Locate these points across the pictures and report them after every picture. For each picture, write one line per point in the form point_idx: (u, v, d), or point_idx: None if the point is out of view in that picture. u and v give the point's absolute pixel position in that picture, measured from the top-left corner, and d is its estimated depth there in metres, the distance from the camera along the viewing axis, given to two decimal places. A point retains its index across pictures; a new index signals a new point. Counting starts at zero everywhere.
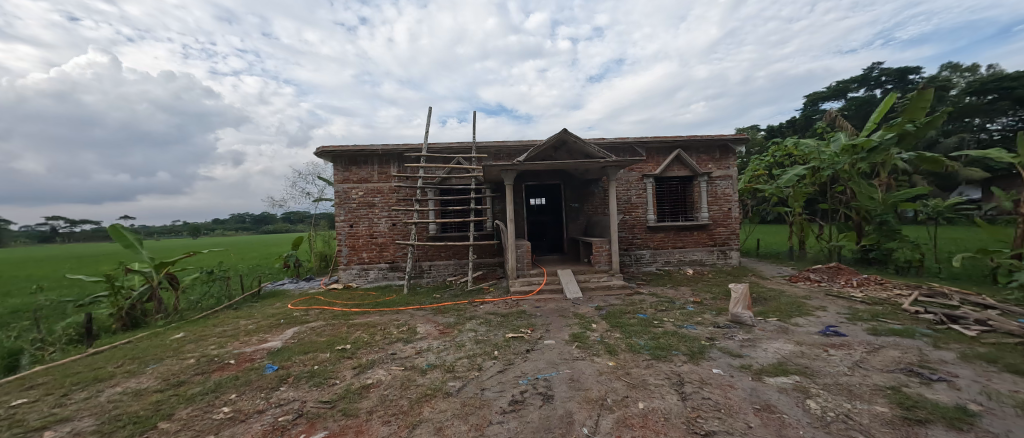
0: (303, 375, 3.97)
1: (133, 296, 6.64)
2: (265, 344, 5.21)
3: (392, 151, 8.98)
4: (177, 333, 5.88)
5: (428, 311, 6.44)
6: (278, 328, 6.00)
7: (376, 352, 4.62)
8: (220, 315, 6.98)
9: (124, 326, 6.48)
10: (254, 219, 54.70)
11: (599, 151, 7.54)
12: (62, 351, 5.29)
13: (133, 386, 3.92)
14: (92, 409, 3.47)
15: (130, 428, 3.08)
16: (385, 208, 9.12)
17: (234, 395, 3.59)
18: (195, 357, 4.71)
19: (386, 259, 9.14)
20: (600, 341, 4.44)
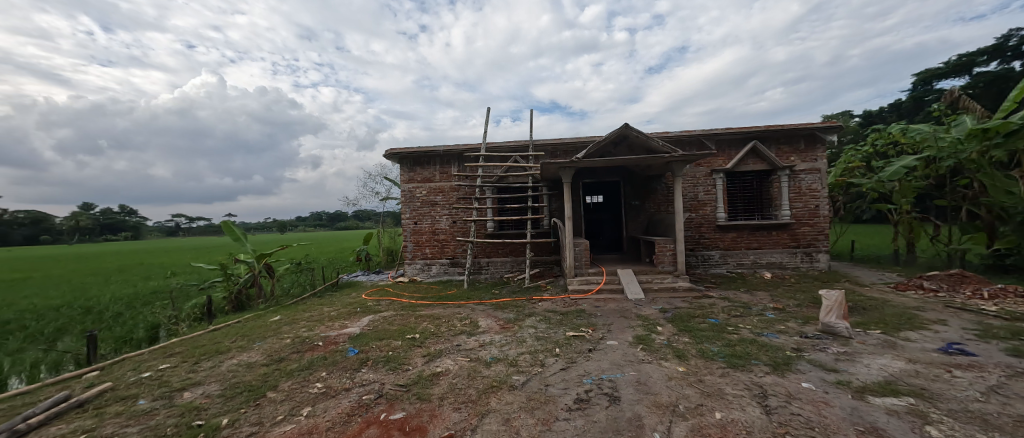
0: (380, 360, 4.30)
1: (240, 282, 7.69)
2: (345, 329, 5.74)
3: (452, 151, 9.33)
4: (273, 315, 6.70)
5: (489, 307, 6.62)
6: (355, 316, 6.57)
7: (442, 342, 4.86)
8: (308, 302, 7.82)
9: (234, 308, 7.54)
10: (331, 216, 60.33)
11: (664, 145, 7.14)
12: (190, 326, 6.31)
13: (245, 359, 4.56)
14: (216, 376, 4.10)
15: (245, 395, 3.59)
16: (446, 207, 9.52)
17: (324, 373, 4.01)
18: (290, 338, 5.34)
19: (447, 255, 9.54)
20: (667, 345, 4.23)
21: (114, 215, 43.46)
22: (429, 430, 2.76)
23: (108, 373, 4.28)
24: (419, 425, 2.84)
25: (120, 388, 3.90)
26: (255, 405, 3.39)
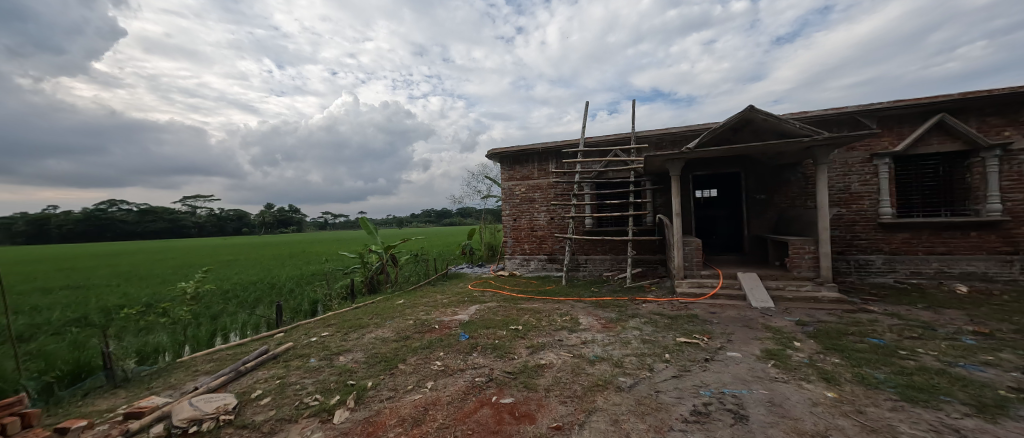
0: (488, 346, 4.60)
1: (373, 269, 9.00)
2: (457, 315, 6.29)
3: (550, 148, 9.35)
4: (398, 299, 7.70)
5: (589, 304, 6.51)
6: (463, 304, 7.15)
7: (544, 336, 4.95)
8: (424, 289, 8.78)
9: (369, 290, 8.89)
10: (441, 213, 66.49)
11: (802, 128, 6.02)
12: (338, 304, 7.65)
13: (380, 334, 5.35)
14: (361, 346, 4.91)
15: (382, 364, 4.22)
16: (545, 203, 9.64)
17: (442, 353, 4.47)
18: (413, 319, 6.07)
19: (545, 252, 9.68)
20: (809, 364, 3.58)
21: (286, 212, 54.99)
22: (537, 418, 2.85)
23: (288, 335, 5.47)
24: (528, 413, 2.95)
25: (296, 347, 4.95)
26: (390, 374, 3.96)
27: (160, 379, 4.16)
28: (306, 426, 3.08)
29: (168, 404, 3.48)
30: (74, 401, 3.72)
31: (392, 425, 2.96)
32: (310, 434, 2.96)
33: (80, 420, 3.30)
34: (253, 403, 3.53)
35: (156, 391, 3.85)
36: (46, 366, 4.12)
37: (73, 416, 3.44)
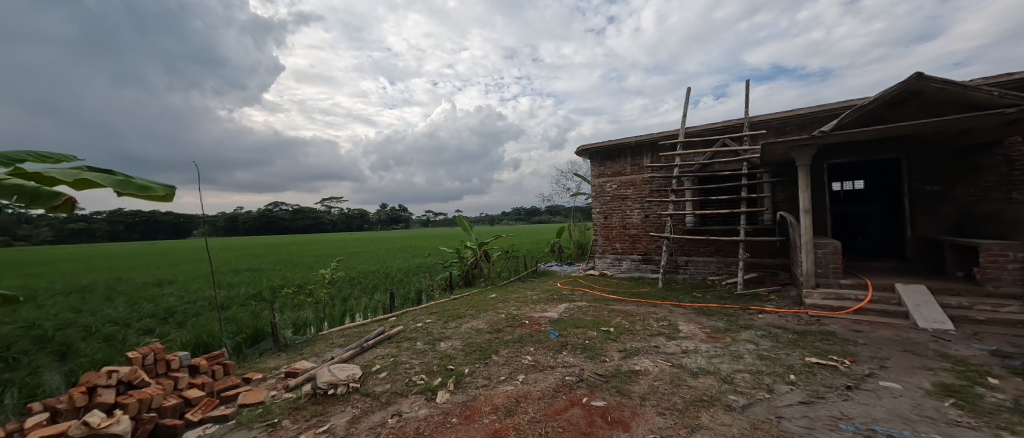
0: (578, 346, 4.49)
1: (468, 264, 9.54)
2: (546, 312, 6.30)
3: (645, 141, 8.74)
4: (490, 293, 8.03)
5: (690, 310, 5.92)
6: (552, 301, 7.13)
7: (638, 340, 4.65)
8: (515, 285, 9.00)
9: (464, 283, 9.46)
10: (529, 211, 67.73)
11: (1003, 95, 4.54)
12: (438, 294, 8.30)
13: (474, 325, 5.63)
14: (458, 334, 5.25)
15: (477, 353, 4.44)
16: (638, 200, 9.07)
17: (532, 348, 4.51)
18: (504, 313, 6.26)
19: (639, 251, 9.11)
20: (1014, 409, 2.69)
21: (395, 211, 61.96)
22: (631, 426, 2.68)
23: (398, 320, 6.11)
24: (621, 419, 2.80)
25: (405, 331, 5.51)
26: (484, 363, 4.15)
27: (307, 346, 5.03)
28: (414, 401, 3.39)
29: (313, 368, 4.20)
30: (253, 358, 4.73)
31: (487, 412, 3.08)
32: (416, 409, 3.25)
33: (258, 373, 4.19)
34: (373, 375, 4.04)
35: (305, 356, 4.68)
36: (237, 329, 5.32)
37: (253, 369, 4.37)
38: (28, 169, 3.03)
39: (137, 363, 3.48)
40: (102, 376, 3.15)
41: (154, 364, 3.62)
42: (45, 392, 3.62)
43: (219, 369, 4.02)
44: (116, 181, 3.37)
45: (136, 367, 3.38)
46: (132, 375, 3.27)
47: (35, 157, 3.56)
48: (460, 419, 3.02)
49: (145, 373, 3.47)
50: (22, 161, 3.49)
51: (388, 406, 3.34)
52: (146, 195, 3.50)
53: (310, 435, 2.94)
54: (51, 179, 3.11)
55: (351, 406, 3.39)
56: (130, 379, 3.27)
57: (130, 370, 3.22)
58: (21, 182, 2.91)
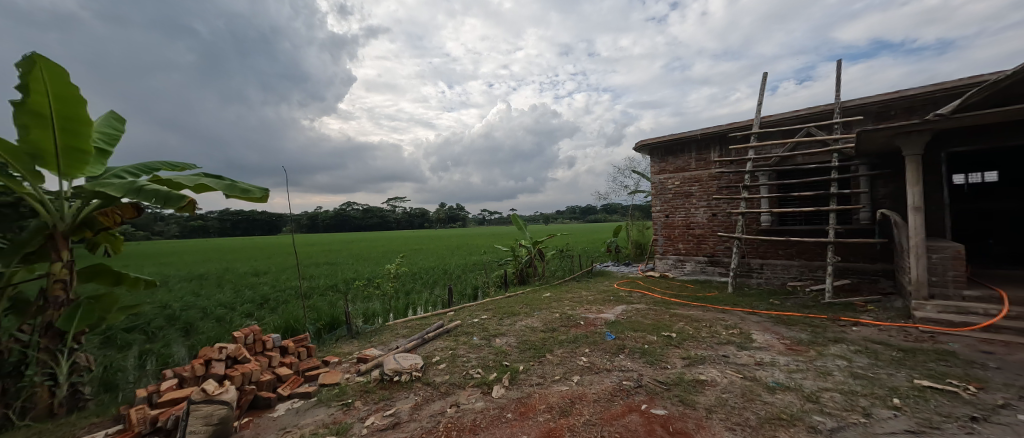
0: (637, 350, 4.29)
1: (522, 262, 9.58)
2: (602, 314, 6.11)
3: (713, 133, 8.08)
4: (545, 292, 7.98)
5: (765, 318, 5.38)
6: (609, 303, 6.91)
7: (704, 348, 4.32)
8: (570, 284, 8.86)
9: (519, 281, 9.51)
10: (587, 210, 66.65)
11: None
12: (494, 291, 8.45)
13: (528, 323, 5.63)
14: (513, 331, 5.28)
15: (531, 351, 4.44)
16: (704, 197, 8.44)
17: (588, 350, 4.39)
18: (559, 313, 6.18)
19: (705, 252, 8.48)
20: None
21: (454, 210, 64.57)
22: None
23: (456, 314, 6.32)
24: (683, 430, 2.62)
25: (462, 325, 5.69)
26: (539, 361, 4.13)
27: (375, 335, 5.39)
28: (471, 394, 3.47)
29: (381, 356, 4.50)
30: (330, 343, 5.18)
31: (541, 410, 3.06)
32: (473, 401, 3.32)
33: (334, 357, 4.59)
34: (433, 366, 4.21)
35: (373, 344, 5.02)
36: (315, 316, 5.87)
37: (330, 353, 4.79)
38: (161, 177, 3.59)
39: (240, 342, 4.02)
40: (215, 350, 3.68)
41: (254, 343, 4.14)
42: (171, 361, 4.30)
43: (303, 351, 4.47)
44: (225, 185, 3.88)
45: (240, 345, 3.90)
46: (237, 352, 3.77)
47: (166, 166, 4.21)
48: (515, 415, 3.04)
49: (246, 351, 3.98)
50: (157, 170, 4.15)
51: (446, 397, 3.46)
52: (247, 197, 3.98)
53: (378, 417, 3.14)
54: (178, 184, 3.66)
55: (414, 394, 3.56)
56: (235, 355, 3.78)
57: (236, 348, 3.73)
58: (157, 186, 3.47)
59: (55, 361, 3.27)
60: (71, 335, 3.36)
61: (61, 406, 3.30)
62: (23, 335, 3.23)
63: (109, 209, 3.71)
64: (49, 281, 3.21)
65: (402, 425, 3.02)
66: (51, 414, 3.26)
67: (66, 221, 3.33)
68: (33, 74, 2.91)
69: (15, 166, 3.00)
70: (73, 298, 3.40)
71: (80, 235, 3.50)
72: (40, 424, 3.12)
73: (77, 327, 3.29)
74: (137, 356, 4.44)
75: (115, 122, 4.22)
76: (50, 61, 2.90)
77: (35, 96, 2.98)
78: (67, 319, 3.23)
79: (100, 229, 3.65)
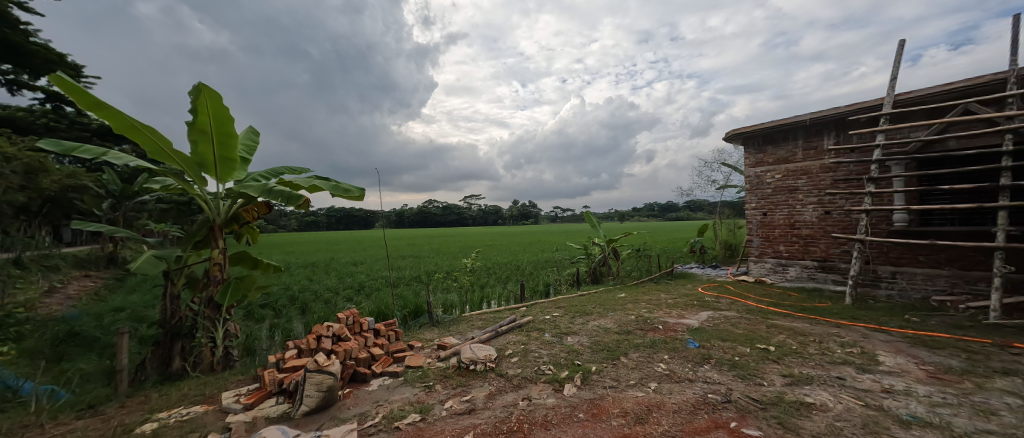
0: (724, 361, 3.93)
1: (596, 261, 9.35)
2: (684, 319, 5.72)
3: (826, 118, 7.05)
4: (620, 292, 7.70)
5: (899, 338, 4.56)
6: (692, 308, 6.43)
7: (812, 367, 3.80)
8: (648, 286, 8.46)
9: (592, 279, 9.31)
10: (661, 207, 62.73)
11: None
12: (567, 289, 8.35)
13: (602, 324, 5.47)
14: (587, 331, 5.18)
15: (604, 353, 4.30)
16: (814, 192, 7.46)
17: (667, 356, 4.12)
18: (635, 315, 5.91)
19: (814, 256, 7.50)
20: None
21: (524, 207, 65.34)
22: None
23: (529, 310, 6.38)
24: None
25: (535, 322, 5.71)
26: (613, 363, 3.99)
27: (454, 325, 5.66)
28: (542, 389, 3.46)
29: (458, 345, 4.71)
30: (414, 329, 5.55)
31: (615, 414, 2.93)
32: (545, 397, 3.31)
33: (417, 342, 4.91)
34: (506, 358, 4.29)
35: (451, 333, 5.26)
36: (402, 304, 6.34)
37: (414, 338, 5.14)
38: (286, 179, 4.14)
39: (343, 322, 4.53)
40: (324, 328, 4.20)
41: (353, 324, 4.63)
42: (292, 335, 5.01)
43: (392, 334, 4.86)
44: (331, 185, 4.34)
45: (343, 325, 4.40)
46: (341, 331, 4.24)
47: (288, 170, 4.83)
48: (587, 415, 2.95)
49: (347, 330, 4.47)
50: (282, 173, 4.79)
51: (518, 389, 3.49)
52: (347, 195, 4.43)
53: (456, 402, 3.28)
54: (297, 185, 4.19)
55: (488, 383, 3.66)
56: (339, 333, 4.26)
57: (339, 327, 4.20)
58: (282, 187, 4.01)
59: (215, 327, 4.06)
60: (225, 307, 4.14)
61: (218, 363, 4.08)
62: (195, 304, 4.06)
63: (251, 205, 4.35)
64: (210, 264, 3.98)
65: (477, 411, 3.11)
66: (212, 370, 4.05)
67: (222, 215, 4.05)
68: (198, 99, 3.52)
69: (188, 173, 3.77)
70: (226, 277, 4.16)
71: (231, 227, 4.22)
72: (204, 376, 3.90)
73: (228, 301, 4.08)
74: (267, 328, 5.27)
75: (252, 134, 4.94)
76: (209, 87, 3.49)
77: (201, 117, 3.61)
78: (222, 294, 4.02)
79: (244, 222, 4.34)
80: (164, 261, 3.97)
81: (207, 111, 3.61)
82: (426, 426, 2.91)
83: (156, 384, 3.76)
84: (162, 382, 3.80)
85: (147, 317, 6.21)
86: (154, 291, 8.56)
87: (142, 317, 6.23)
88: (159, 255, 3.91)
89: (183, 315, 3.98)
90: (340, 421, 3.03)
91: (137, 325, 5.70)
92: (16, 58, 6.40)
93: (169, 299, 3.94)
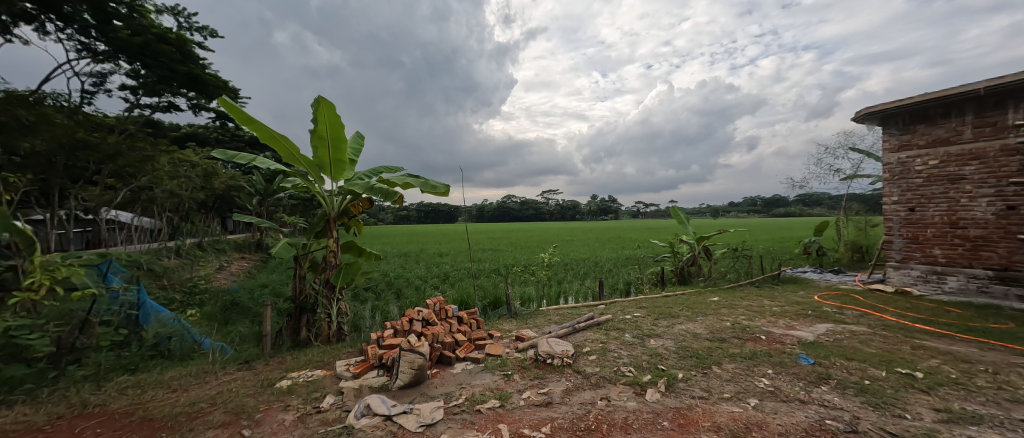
0: (849, 384, 3.32)
1: (683, 260, 8.61)
2: (794, 330, 4.97)
3: (1011, 85, 5.42)
4: (712, 296, 7.00)
5: None
6: (805, 318, 5.56)
7: (980, 403, 3.01)
8: (747, 290, 7.54)
9: (678, 280, 8.63)
10: (767, 201, 55.20)
11: None
12: (648, 288, 7.89)
13: (692, 328, 5.06)
14: (673, 335, 4.84)
15: (692, 360, 3.97)
16: (990, 182, 5.85)
17: (771, 371, 3.64)
18: (731, 322, 5.34)
19: (989, 264, 5.90)
20: None
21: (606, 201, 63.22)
22: None
23: (607, 308, 6.19)
24: None
25: (613, 320, 5.53)
26: (703, 372, 3.67)
27: (531, 318, 5.76)
28: (622, 391, 3.34)
29: (536, 338, 4.78)
30: (494, 319, 5.79)
31: (705, 428, 2.70)
32: (625, 400, 3.18)
33: (497, 332, 5.12)
34: (584, 356, 4.23)
35: (529, 326, 5.37)
36: (483, 295, 6.66)
37: (494, 328, 5.36)
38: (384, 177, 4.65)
39: (431, 308, 4.97)
40: (416, 312, 4.67)
41: (440, 311, 5.05)
42: (390, 317, 5.63)
43: (474, 322, 5.14)
44: (422, 182, 4.75)
45: (431, 311, 4.83)
46: (429, 316, 4.67)
47: (386, 170, 5.41)
48: (673, 425, 2.77)
49: (435, 316, 4.89)
50: (381, 172, 5.38)
51: (597, 388, 3.43)
52: (434, 191, 4.80)
53: (534, 393, 3.35)
54: (393, 183, 4.66)
55: (565, 379, 3.66)
56: (428, 318, 4.68)
57: (428, 312, 4.63)
58: (382, 185, 4.51)
59: (330, 305, 4.79)
60: (338, 289, 4.83)
61: (333, 336, 4.79)
62: (317, 285, 4.82)
63: (356, 201, 4.99)
64: (327, 251, 4.68)
65: (554, 405, 3.14)
66: (329, 341, 4.78)
67: (336, 210, 4.72)
68: (318, 110, 4.18)
69: (311, 174, 4.51)
70: (339, 263, 4.84)
71: (342, 220, 4.89)
72: (323, 346, 4.62)
73: (341, 283, 4.73)
74: (370, 309, 6.00)
75: (358, 138, 5.62)
76: (326, 99, 4.12)
77: (320, 126, 4.26)
78: (336, 276, 4.70)
79: (352, 215, 4.98)
80: (295, 247, 4.76)
81: (324, 121, 4.25)
82: (504, 413, 3.04)
83: (289, 349, 4.58)
84: (294, 348, 4.61)
85: (282, 293, 7.57)
86: (288, 272, 10.38)
87: (278, 293, 7.61)
88: (291, 242, 4.69)
89: (308, 293, 4.76)
90: (428, 397, 3.34)
91: (276, 299, 6.99)
92: (198, 89, 8.23)
93: (298, 279, 4.73)
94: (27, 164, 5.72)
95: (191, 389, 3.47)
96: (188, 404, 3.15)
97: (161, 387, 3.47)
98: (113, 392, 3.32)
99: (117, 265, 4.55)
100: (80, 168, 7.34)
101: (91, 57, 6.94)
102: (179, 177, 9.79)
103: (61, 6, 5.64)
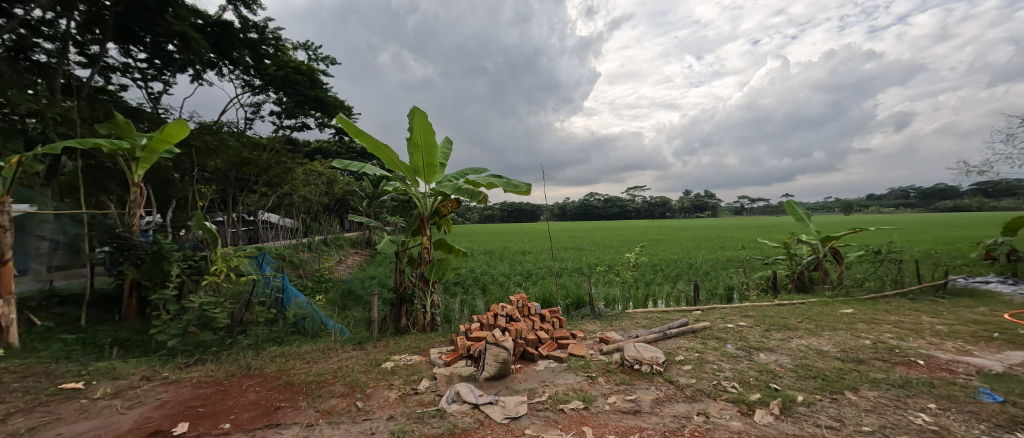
0: None
1: (803, 263, 7.33)
2: (968, 357, 3.88)
3: None
4: (843, 307, 5.83)
5: None
6: (988, 342, 4.28)
7: None
8: (894, 302, 6.11)
9: (796, 287, 7.38)
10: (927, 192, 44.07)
11: None
12: (755, 294, 6.92)
13: (814, 344, 4.29)
14: (787, 349, 4.18)
15: (816, 381, 3.38)
16: None
17: (934, 406, 2.89)
18: (870, 340, 4.39)
19: None
20: None
21: (705, 198, 57.35)
22: None
23: (704, 315, 5.62)
24: None
25: (712, 328, 5.00)
26: (831, 398, 3.08)
27: (617, 320, 5.51)
28: (723, 408, 3.00)
29: (621, 341, 4.58)
30: (577, 319, 5.70)
31: None
32: (726, 418, 2.85)
33: (580, 332, 5.03)
34: (677, 365, 3.91)
35: (615, 328, 5.16)
36: (567, 294, 6.59)
37: (577, 328, 5.27)
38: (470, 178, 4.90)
39: (514, 305, 5.12)
40: (500, 308, 4.86)
41: (523, 308, 5.16)
42: (477, 311, 5.93)
43: (557, 321, 5.12)
44: (504, 181, 4.90)
45: (514, 308, 4.98)
46: (512, 312, 4.82)
47: (472, 171, 5.72)
48: None
49: (518, 312, 5.02)
50: (467, 174, 5.70)
51: (692, 402, 3.14)
52: (516, 190, 4.91)
53: (619, 399, 3.21)
54: (478, 183, 4.90)
55: (655, 387, 3.43)
56: (511, 315, 4.83)
57: (511, 308, 4.79)
58: (468, 185, 4.77)
59: (425, 297, 5.23)
60: (431, 282, 5.25)
61: (427, 325, 5.24)
62: (414, 278, 5.31)
63: (446, 202, 5.37)
64: (422, 247, 5.14)
65: (642, 414, 2.97)
66: (424, 329, 5.24)
67: (428, 210, 5.15)
68: (412, 119, 4.59)
69: (408, 178, 4.99)
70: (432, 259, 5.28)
71: (434, 219, 5.31)
72: (419, 333, 5.09)
73: (434, 277, 5.14)
74: (459, 303, 6.41)
75: (447, 143, 6.04)
76: (420, 109, 4.50)
77: (414, 133, 4.67)
78: (430, 270, 5.13)
79: (442, 215, 5.38)
80: (396, 244, 5.30)
81: (418, 129, 4.65)
82: (589, 416, 2.98)
83: (392, 334, 5.13)
84: (396, 334, 5.16)
85: (386, 285, 8.51)
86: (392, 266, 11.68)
87: (383, 284, 8.59)
88: (393, 239, 5.25)
89: (407, 284, 5.27)
90: (512, 391, 3.43)
91: (381, 290, 7.90)
92: (324, 109, 9.74)
93: (398, 273, 5.29)
94: (212, 178, 7.51)
95: (319, 362, 4.13)
96: (317, 374, 3.76)
97: (299, 358, 4.19)
98: (267, 359, 4.13)
99: (269, 257, 5.64)
100: (245, 180, 9.28)
101: (250, 90, 8.69)
102: (310, 184, 11.71)
103: (231, 53, 7.17)
